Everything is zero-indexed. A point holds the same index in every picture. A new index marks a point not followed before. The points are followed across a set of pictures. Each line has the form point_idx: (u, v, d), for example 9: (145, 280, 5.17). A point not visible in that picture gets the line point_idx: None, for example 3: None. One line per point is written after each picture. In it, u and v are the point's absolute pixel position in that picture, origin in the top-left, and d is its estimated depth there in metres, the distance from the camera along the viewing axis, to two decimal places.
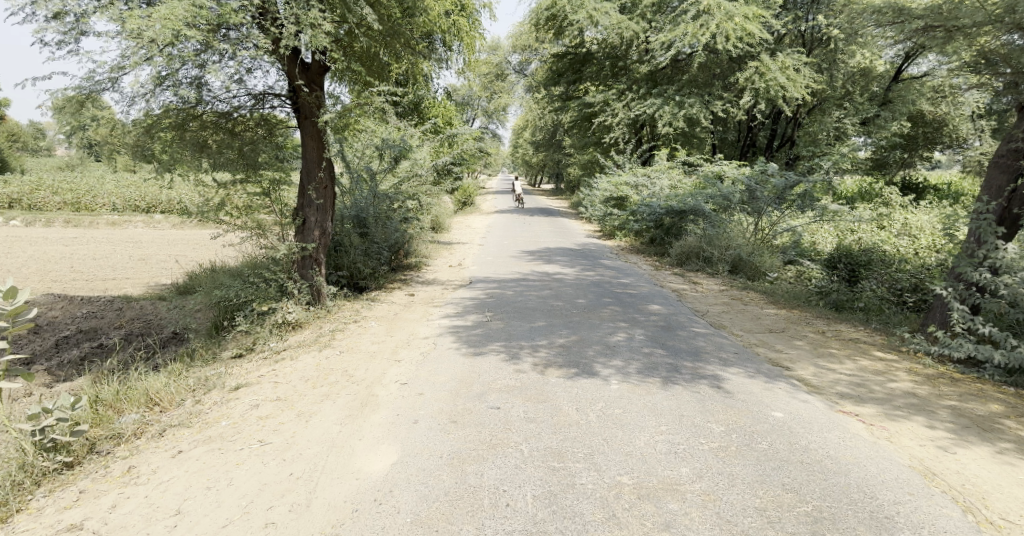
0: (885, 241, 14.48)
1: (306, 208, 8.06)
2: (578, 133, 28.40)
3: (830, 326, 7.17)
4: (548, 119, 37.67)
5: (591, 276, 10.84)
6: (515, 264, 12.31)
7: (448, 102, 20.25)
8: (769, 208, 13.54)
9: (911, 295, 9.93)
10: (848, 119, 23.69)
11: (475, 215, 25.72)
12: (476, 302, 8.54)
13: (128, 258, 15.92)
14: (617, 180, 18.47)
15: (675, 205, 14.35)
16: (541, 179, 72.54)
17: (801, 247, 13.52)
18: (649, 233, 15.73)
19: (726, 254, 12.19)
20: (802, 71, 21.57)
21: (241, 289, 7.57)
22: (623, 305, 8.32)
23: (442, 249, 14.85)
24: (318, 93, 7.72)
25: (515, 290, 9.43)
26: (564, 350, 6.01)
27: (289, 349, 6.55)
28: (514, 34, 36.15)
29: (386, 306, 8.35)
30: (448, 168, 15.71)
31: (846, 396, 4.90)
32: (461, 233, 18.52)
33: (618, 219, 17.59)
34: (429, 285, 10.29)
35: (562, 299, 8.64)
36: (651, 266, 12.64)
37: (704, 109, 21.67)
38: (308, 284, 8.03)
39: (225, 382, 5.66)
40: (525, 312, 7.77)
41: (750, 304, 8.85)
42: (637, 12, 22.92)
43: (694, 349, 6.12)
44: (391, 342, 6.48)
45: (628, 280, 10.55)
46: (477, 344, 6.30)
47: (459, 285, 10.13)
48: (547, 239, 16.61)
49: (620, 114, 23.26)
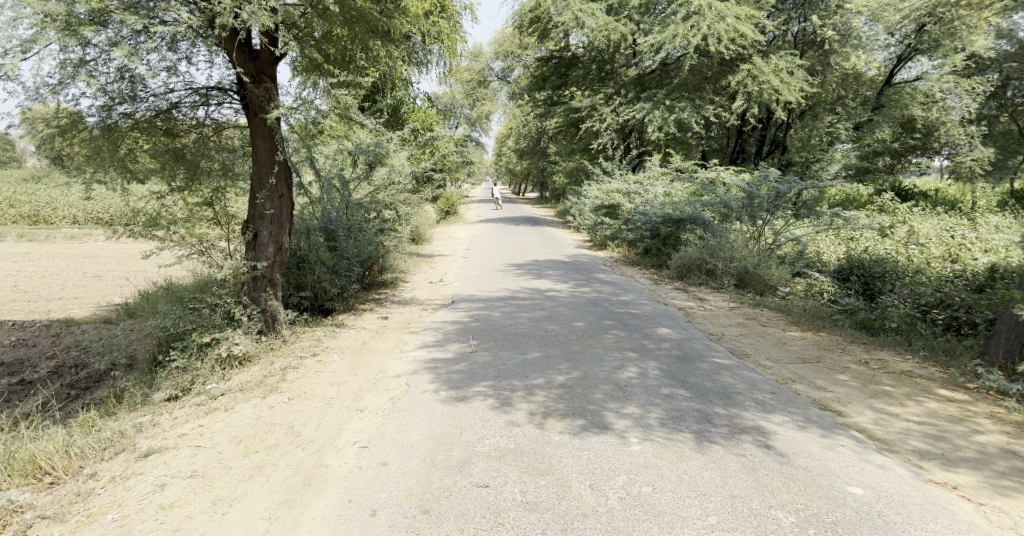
0: (894, 251, 13.62)
1: (257, 220, 6.91)
2: (564, 138, 27.44)
3: (871, 353, 6.15)
4: (532, 127, 36.79)
5: (587, 294, 9.77)
6: (502, 279, 11.21)
7: (428, 107, 19.14)
8: (773, 217, 12.57)
9: (939, 310, 8.92)
10: (841, 123, 23.03)
11: (459, 225, 24.59)
12: (458, 328, 7.41)
13: (80, 275, 14.53)
14: (608, 187, 17.43)
15: (672, 213, 13.34)
16: (523, 189, 71.57)
17: (807, 258, 12.59)
18: (644, 243, 14.70)
19: (731, 267, 11.19)
20: (796, 73, 20.76)
21: (179, 316, 6.43)
22: (627, 329, 7.23)
23: (422, 263, 13.71)
24: (267, 85, 6.55)
25: (503, 312, 8.31)
26: (566, 392, 4.92)
27: (229, 392, 5.42)
28: (496, 40, 35.38)
29: (353, 332, 7.22)
30: (427, 175, 14.57)
31: (928, 456, 3.87)
32: (443, 245, 17.38)
33: (609, 228, 16.56)
34: (405, 306, 9.15)
35: (558, 322, 7.53)
36: (650, 280, 11.64)
37: (695, 113, 20.81)
38: (260, 309, 6.89)
39: (138, 440, 4.55)
40: (515, 341, 6.65)
41: (768, 325, 7.80)
42: (625, 14, 22.07)
43: (722, 388, 5.05)
44: (356, 382, 5.36)
45: (628, 298, 9.49)
46: (460, 386, 5.19)
47: (440, 306, 9.00)
48: (535, 250, 15.52)
49: (608, 119, 22.28)
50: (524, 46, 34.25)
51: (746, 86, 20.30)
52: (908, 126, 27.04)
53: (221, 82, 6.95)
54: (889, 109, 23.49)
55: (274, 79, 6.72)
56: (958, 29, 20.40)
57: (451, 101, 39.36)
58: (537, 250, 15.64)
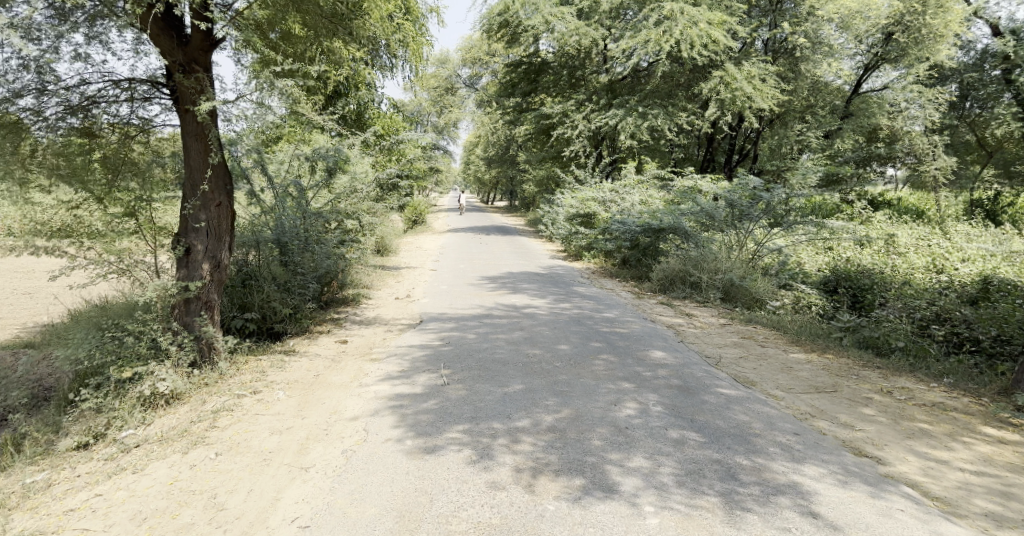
0: (877, 261, 13.22)
1: (189, 233, 6.01)
2: (534, 146, 26.77)
3: (890, 379, 5.52)
4: (501, 134, 36.17)
5: (568, 311, 9.01)
6: (474, 294, 10.37)
7: (393, 113, 18.22)
8: (756, 226, 12.04)
9: (938, 325, 8.40)
10: (811, 131, 22.74)
11: (427, 234, 23.65)
12: (428, 354, 6.57)
13: (5, 292, 13.12)
14: (583, 195, 16.73)
15: (653, 222, 12.70)
16: (493, 197, 70.85)
17: (791, 269, 12.07)
18: (622, 253, 14.03)
19: (716, 279, 10.56)
20: (768, 81, 20.36)
21: (95, 347, 5.42)
22: (618, 353, 6.49)
23: (387, 276, 12.78)
24: (198, 74, 5.56)
25: (477, 333, 7.49)
26: (558, 439, 4.14)
27: (147, 442, 4.49)
28: (464, 47, 34.72)
29: (304, 361, 6.29)
30: (393, 183, 13.65)
31: (1003, 522, 3.22)
32: (410, 256, 16.45)
33: (584, 238, 15.87)
34: (367, 327, 8.24)
35: (539, 346, 6.74)
36: (631, 294, 10.94)
37: (669, 120, 20.27)
38: (194, 337, 5.94)
39: (16, 514, 3.64)
40: (493, 371, 5.84)
41: (767, 344, 7.14)
42: (595, 18, 21.49)
43: (737, 429, 4.32)
44: (303, 428, 4.48)
45: (612, 315, 8.75)
46: (431, 431, 4.35)
47: (405, 327, 8.12)
48: (508, 262, 14.72)
49: (580, 126, 21.64)
50: (492, 52, 33.59)
51: (718, 93, 19.84)
52: (874, 136, 27.17)
53: (148, 73, 6.07)
54: (859, 117, 23.34)
55: (209, 68, 5.76)
56: (925, 38, 20.18)
57: (417, 108, 38.41)
58: (509, 261, 14.86)
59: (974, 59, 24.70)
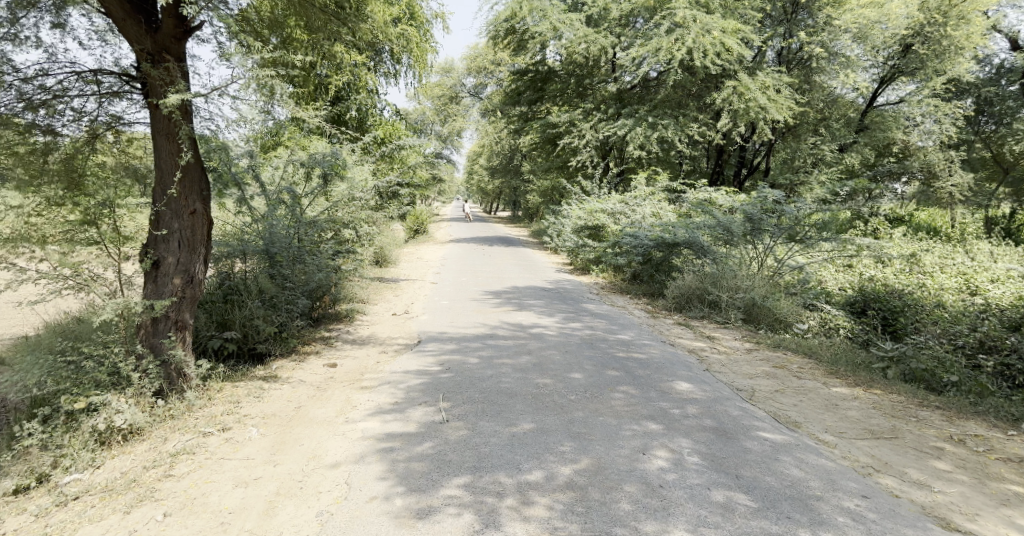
0: (903, 280, 12.50)
1: (159, 243, 5.36)
2: (539, 156, 26.07)
3: (957, 424, 4.86)
4: (505, 144, 35.59)
5: (579, 332, 8.30)
6: (477, 311, 9.69)
7: (394, 120, 17.51)
8: (778, 242, 11.32)
9: (985, 354, 7.67)
10: (826, 144, 21.84)
11: (428, 244, 22.87)
12: (426, 381, 5.87)
13: None
14: (591, 206, 16.02)
15: (667, 235, 11.96)
16: (496, 207, 70.24)
17: (815, 289, 11.37)
18: (633, 268, 13.30)
19: (737, 299, 9.84)
20: (783, 91, 19.61)
21: (44, 372, 4.71)
22: (638, 384, 5.77)
23: (385, 289, 12.08)
24: (168, 65, 4.85)
25: (480, 358, 6.76)
26: (583, 502, 3.50)
27: (88, 493, 3.79)
28: (470, 55, 34.30)
29: (286, 389, 5.60)
30: (392, 191, 12.95)
31: None
32: (410, 267, 15.77)
33: (593, 251, 15.23)
34: (360, 347, 7.54)
35: (549, 374, 6.03)
36: (645, 313, 10.23)
37: (679, 131, 19.55)
38: (160, 361, 5.26)
39: None
40: (499, 404, 5.16)
41: (803, 376, 6.42)
42: (605, 25, 20.81)
43: (794, 490, 3.69)
44: (273, 479, 3.80)
45: (627, 337, 8.02)
46: (429, 485, 3.70)
47: (402, 348, 7.43)
48: (513, 275, 14.04)
49: (587, 136, 20.98)
50: (497, 61, 33.07)
51: (731, 104, 19.08)
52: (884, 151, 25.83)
53: (117, 65, 5.42)
54: (874, 130, 22.58)
55: (183, 58, 5.05)
56: (946, 49, 19.52)
57: (420, 117, 37.80)
58: (514, 275, 14.17)
59: (991, 74, 24.12)
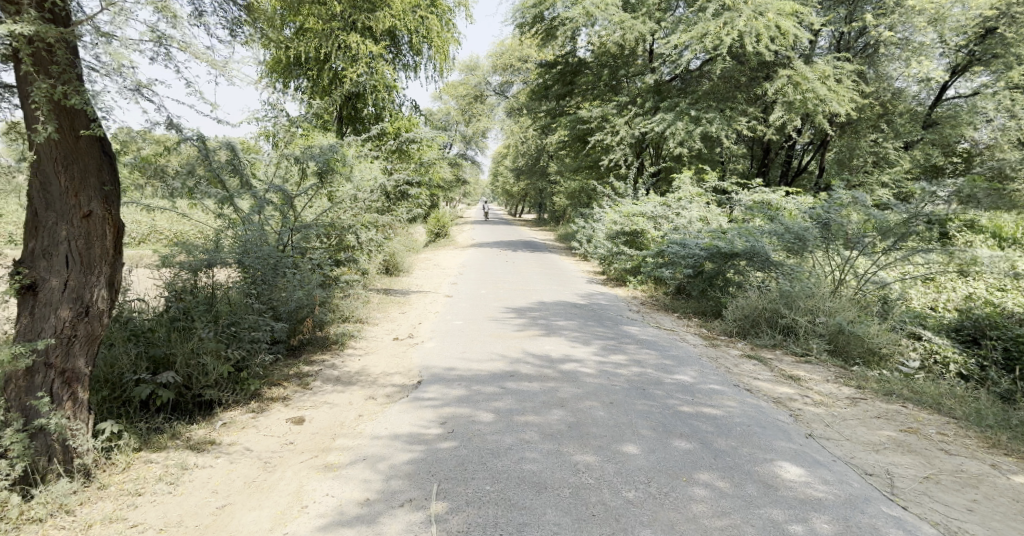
0: (1009, 298, 10.43)
1: (38, 259, 3.80)
2: (568, 155, 24.17)
3: None
4: (531, 144, 33.86)
5: (624, 368, 6.53)
6: (497, 335, 7.97)
7: (412, 115, 15.83)
8: (860, 255, 9.38)
9: None
10: (889, 142, 19.62)
11: (447, 249, 21.25)
12: (419, 454, 4.16)
13: None
14: (629, 209, 14.13)
15: (724, 244, 10.07)
16: (521, 211, 68.15)
17: (906, 311, 9.45)
18: (679, 281, 11.43)
19: (818, 325, 8.00)
20: (845, 80, 17.42)
21: None
22: (723, 468, 3.97)
23: (391, 304, 10.42)
24: None
25: (497, 413, 5.03)
26: None
27: None
28: (496, 52, 32.73)
29: (217, 469, 4.03)
30: (402, 191, 11.29)
31: None
32: (424, 276, 14.11)
33: (631, 261, 13.40)
34: (345, 388, 5.90)
35: (591, 446, 4.28)
36: (703, 339, 8.39)
37: (726, 127, 17.54)
38: (29, 433, 3.63)
39: None
40: (523, 507, 3.47)
41: (953, 450, 4.56)
42: (643, 10, 18.86)
43: None
44: None
45: (685, 379, 6.17)
46: None
47: (398, 392, 5.77)
48: (540, 287, 12.34)
49: (621, 132, 19.11)
50: (525, 56, 31.42)
51: (785, 96, 17.01)
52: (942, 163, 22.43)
53: None
54: (942, 127, 20.02)
55: None
56: None
57: (443, 117, 36.18)
58: (542, 286, 12.43)
59: None
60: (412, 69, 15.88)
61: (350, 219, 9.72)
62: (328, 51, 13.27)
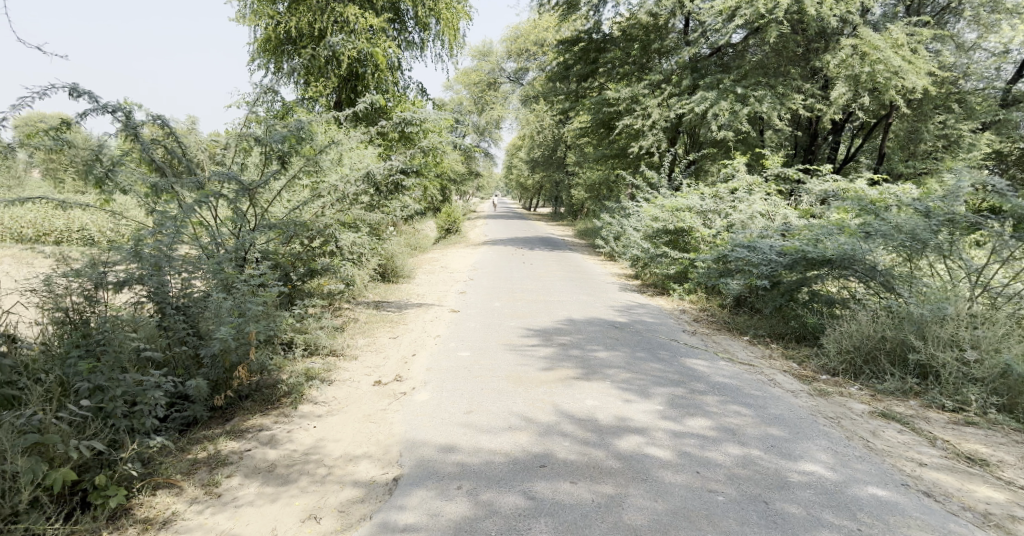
0: None
1: None
2: (590, 144, 21.68)
3: None
4: (548, 134, 31.49)
5: (716, 445, 4.24)
6: (517, 378, 5.66)
7: (417, 99, 13.67)
8: (1003, 263, 6.68)
9: None
10: (963, 122, 16.97)
11: (458, 248, 18.91)
12: None
13: None
14: (672, 203, 11.69)
15: (811, 249, 7.74)
16: (535, 205, 65.70)
17: None
18: (745, 292, 9.05)
19: (974, 364, 5.61)
20: (922, 51, 14.90)
21: None
22: None
23: (379, 322, 8.16)
24: None
25: None
26: None
27: None
28: (510, 36, 30.35)
29: None
30: (396, 182, 7.96)
31: None
32: (426, 282, 11.80)
33: (678, 264, 11.03)
34: (278, 489, 3.74)
35: None
36: (805, 383, 6.02)
37: (778, 105, 15.07)
38: None
39: None
40: None
41: None
42: None
43: None
44: None
45: (821, 474, 3.86)
46: None
47: (361, 503, 3.59)
48: (567, 297, 10.01)
49: (653, 114, 16.66)
50: (543, 40, 29.11)
51: (848, 68, 14.62)
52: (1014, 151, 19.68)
53: None
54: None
55: None
56: None
57: (454, 106, 33.85)
58: (568, 297, 10.11)
59: None
60: (418, 47, 13.67)
61: (327, 215, 7.43)
62: (318, 23, 11.10)
